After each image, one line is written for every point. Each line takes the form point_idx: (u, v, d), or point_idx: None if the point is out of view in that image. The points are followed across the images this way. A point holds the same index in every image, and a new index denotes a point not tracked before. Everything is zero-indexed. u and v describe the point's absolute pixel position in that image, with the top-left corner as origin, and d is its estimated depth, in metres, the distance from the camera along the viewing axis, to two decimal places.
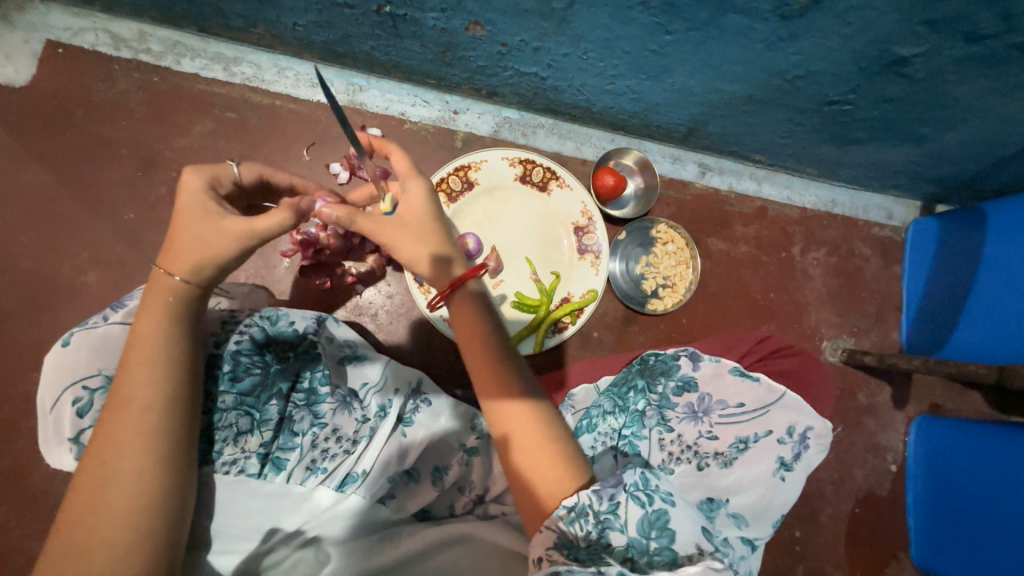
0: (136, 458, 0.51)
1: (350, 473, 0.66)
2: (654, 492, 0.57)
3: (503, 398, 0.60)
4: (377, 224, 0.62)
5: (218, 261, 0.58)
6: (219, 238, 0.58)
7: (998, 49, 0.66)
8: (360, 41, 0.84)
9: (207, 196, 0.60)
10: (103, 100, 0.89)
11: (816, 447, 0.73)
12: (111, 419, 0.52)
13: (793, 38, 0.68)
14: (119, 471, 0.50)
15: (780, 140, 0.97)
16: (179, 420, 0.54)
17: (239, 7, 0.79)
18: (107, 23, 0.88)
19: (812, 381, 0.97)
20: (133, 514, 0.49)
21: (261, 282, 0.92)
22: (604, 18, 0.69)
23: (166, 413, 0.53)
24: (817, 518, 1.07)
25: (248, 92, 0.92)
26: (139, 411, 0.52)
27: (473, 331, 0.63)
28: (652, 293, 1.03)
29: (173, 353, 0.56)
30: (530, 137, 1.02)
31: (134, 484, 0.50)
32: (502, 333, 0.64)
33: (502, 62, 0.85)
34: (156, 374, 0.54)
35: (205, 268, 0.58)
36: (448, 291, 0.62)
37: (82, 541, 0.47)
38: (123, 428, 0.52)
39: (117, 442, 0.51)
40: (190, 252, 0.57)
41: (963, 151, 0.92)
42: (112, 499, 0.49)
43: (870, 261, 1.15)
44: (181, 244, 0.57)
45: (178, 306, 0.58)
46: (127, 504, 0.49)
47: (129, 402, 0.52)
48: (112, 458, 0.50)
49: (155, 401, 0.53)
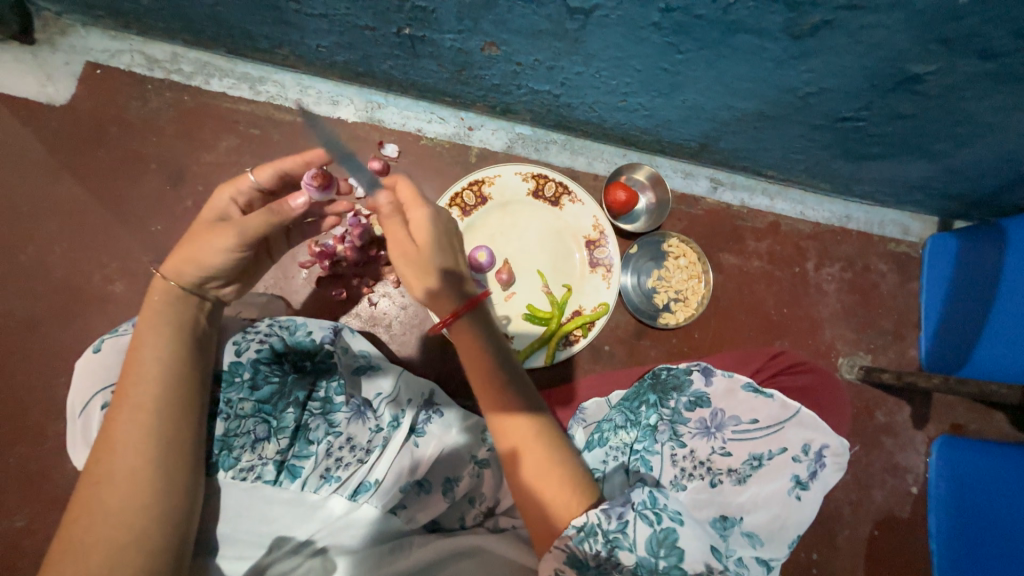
0: (130, 457, 0.52)
1: (363, 483, 0.67)
2: (663, 511, 0.56)
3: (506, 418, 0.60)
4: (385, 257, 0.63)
5: (196, 266, 0.60)
6: (206, 235, 0.60)
7: (1013, 67, 0.66)
8: (380, 61, 0.87)
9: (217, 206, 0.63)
10: (136, 118, 0.93)
11: (832, 466, 0.72)
12: (111, 420, 0.54)
13: (804, 57, 0.69)
14: (114, 470, 0.51)
15: (792, 156, 0.98)
16: (171, 421, 0.55)
17: (266, 30, 0.83)
18: (142, 45, 0.92)
19: (835, 396, 0.94)
20: (127, 513, 0.50)
21: (278, 291, 0.94)
22: (615, 38, 0.71)
23: (157, 413, 0.54)
24: (835, 540, 1.04)
25: (272, 109, 0.96)
26: (134, 412, 0.54)
27: (475, 354, 0.62)
28: (664, 307, 1.03)
29: (166, 353, 0.57)
30: (543, 153, 1.04)
31: (127, 483, 0.51)
32: (503, 352, 0.63)
33: (516, 80, 0.87)
34: (149, 375, 0.56)
35: (185, 265, 0.60)
36: (449, 320, 0.61)
37: (79, 540, 0.48)
38: (119, 427, 0.53)
39: (114, 442, 0.53)
40: (178, 257, 0.60)
41: (981, 167, 0.91)
42: (106, 498, 0.50)
43: (887, 276, 1.14)
44: (181, 244, 0.62)
45: (173, 311, 0.60)
46: (122, 503, 0.50)
47: (125, 402, 0.54)
48: (109, 458, 0.52)
49: (148, 402, 0.54)
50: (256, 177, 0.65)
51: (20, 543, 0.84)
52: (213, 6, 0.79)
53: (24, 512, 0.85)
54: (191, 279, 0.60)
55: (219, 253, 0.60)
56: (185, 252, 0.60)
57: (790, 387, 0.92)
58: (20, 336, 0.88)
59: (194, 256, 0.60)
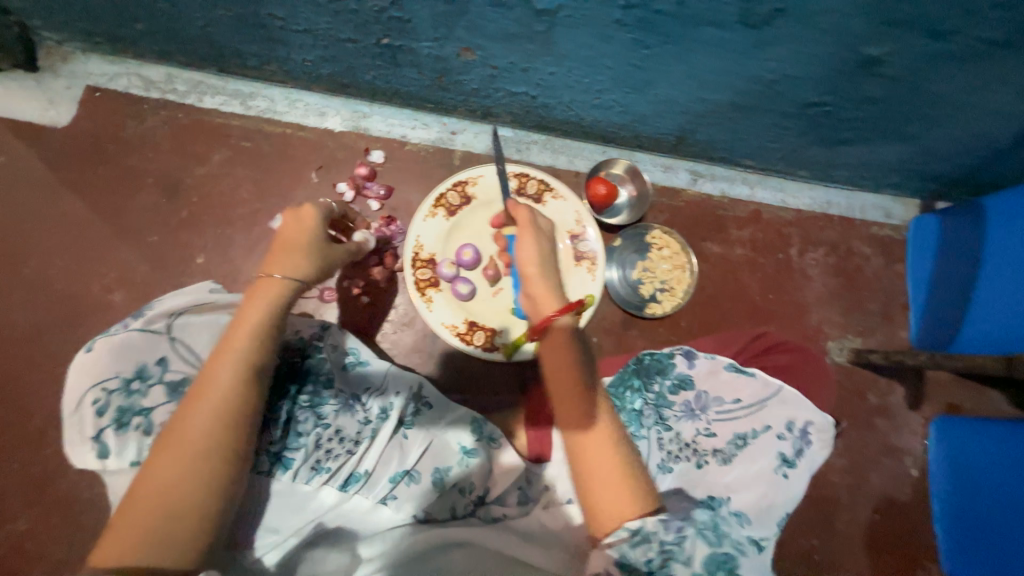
0: (207, 435, 0.55)
1: (353, 473, 0.69)
2: (723, 536, 0.64)
3: (580, 413, 0.59)
4: (528, 250, 0.76)
5: (315, 269, 0.71)
6: (312, 242, 0.72)
7: (967, 45, 0.68)
8: (363, 71, 0.91)
9: (317, 222, 0.74)
10: (133, 135, 0.97)
11: (818, 442, 0.73)
12: (196, 394, 0.57)
13: (764, 46, 0.72)
14: (190, 442, 0.54)
15: (768, 144, 1.00)
16: (247, 403, 0.58)
17: (255, 48, 0.87)
18: (139, 67, 0.97)
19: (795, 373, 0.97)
20: (195, 483, 0.53)
21: (271, 295, 0.98)
22: (584, 37, 0.75)
23: (234, 397, 0.58)
24: (835, 526, 1.03)
25: (262, 123, 1.00)
26: (219, 392, 0.57)
27: (564, 357, 0.63)
28: (651, 297, 1.05)
29: (257, 355, 0.61)
30: (524, 153, 1.07)
31: (196, 458, 0.54)
32: (593, 362, 0.64)
33: (493, 84, 0.91)
34: (236, 358, 0.59)
35: (299, 265, 0.69)
36: (552, 319, 0.65)
37: (144, 518, 0.51)
38: (201, 402, 0.56)
39: (194, 421, 0.56)
40: (291, 258, 0.69)
41: (953, 147, 0.93)
42: (178, 468, 0.53)
43: (872, 259, 1.15)
44: (292, 248, 0.70)
45: (277, 304, 0.65)
46: (189, 475, 0.53)
47: (212, 381, 0.58)
48: (188, 431, 0.55)
49: (232, 402, 0.57)
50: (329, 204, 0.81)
51: (22, 549, 0.86)
52: (204, 27, 0.83)
53: (27, 517, 0.87)
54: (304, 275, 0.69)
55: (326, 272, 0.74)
56: (297, 253, 0.70)
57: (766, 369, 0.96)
58: (23, 347, 0.91)
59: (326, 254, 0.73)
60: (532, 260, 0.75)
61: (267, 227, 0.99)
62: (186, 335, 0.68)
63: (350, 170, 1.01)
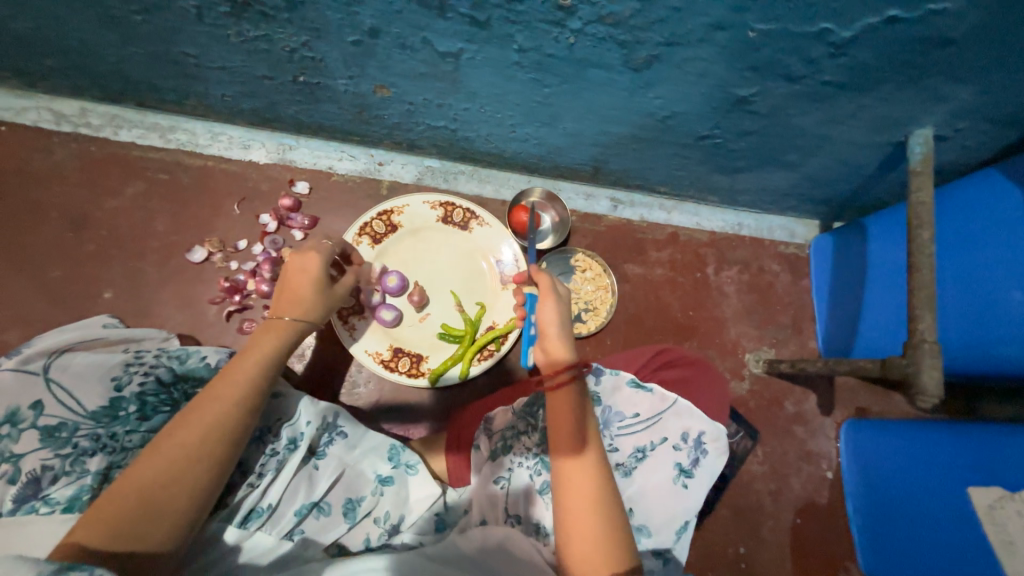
0: (198, 447, 0.59)
1: (254, 508, 0.68)
2: None
3: (572, 465, 0.65)
4: (548, 317, 0.76)
5: (323, 310, 0.79)
6: (318, 286, 0.80)
7: (817, 86, 0.77)
8: (284, 106, 0.94)
9: (321, 265, 0.83)
10: (41, 169, 0.95)
11: (711, 450, 0.80)
12: (198, 407, 0.62)
13: (649, 86, 0.80)
14: (180, 450, 0.58)
15: (675, 173, 1.09)
16: (242, 422, 0.63)
17: (171, 83, 0.88)
18: (50, 101, 0.95)
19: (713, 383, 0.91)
20: (178, 492, 0.57)
21: (190, 329, 0.96)
22: (488, 76, 0.80)
23: (233, 417, 0.63)
24: (760, 532, 1.09)
25: (183, 156, 1.00)
26: (222, 407, 0.62)
27: (564, 413, 0.70)
28: (576, 317, 1.10)
29: (264, 387, 0.67)
30: (452, 183, 1.11)
31: (178, 469, 0.57)
32: (591, 422, 0.70)
33: (413, 118, 0.95)
34: (245, 379, 0.66)
35: (310, 308, 0.78)
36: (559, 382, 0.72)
37: (123, 508, 0.54)
38: (203, 415, 0.61)
39: (190, 431, 0.60)
40: (307, 304, 0.78)
41: (832, 174, 1.03)
42: (165, 475, 0.57)
43: (780, 276, 1.25)
44: (301, 294, 0.78)
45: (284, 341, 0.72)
46: (174, 482, 0.57)
47: (214, 396, 0.63)
48: (181, 440, 0.59)
49: (235, 425, 0.63)
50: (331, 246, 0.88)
51: None
52: (117, 63, 0.84)
53: None
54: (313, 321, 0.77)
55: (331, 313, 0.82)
56: (304, 296, 0.78)
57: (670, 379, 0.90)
58: None
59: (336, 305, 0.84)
60: (552, 325, 0.76)
61: (187, 259, 0.98)
62: (64, 375, 0.65)
63: (275, 201, 1.02)
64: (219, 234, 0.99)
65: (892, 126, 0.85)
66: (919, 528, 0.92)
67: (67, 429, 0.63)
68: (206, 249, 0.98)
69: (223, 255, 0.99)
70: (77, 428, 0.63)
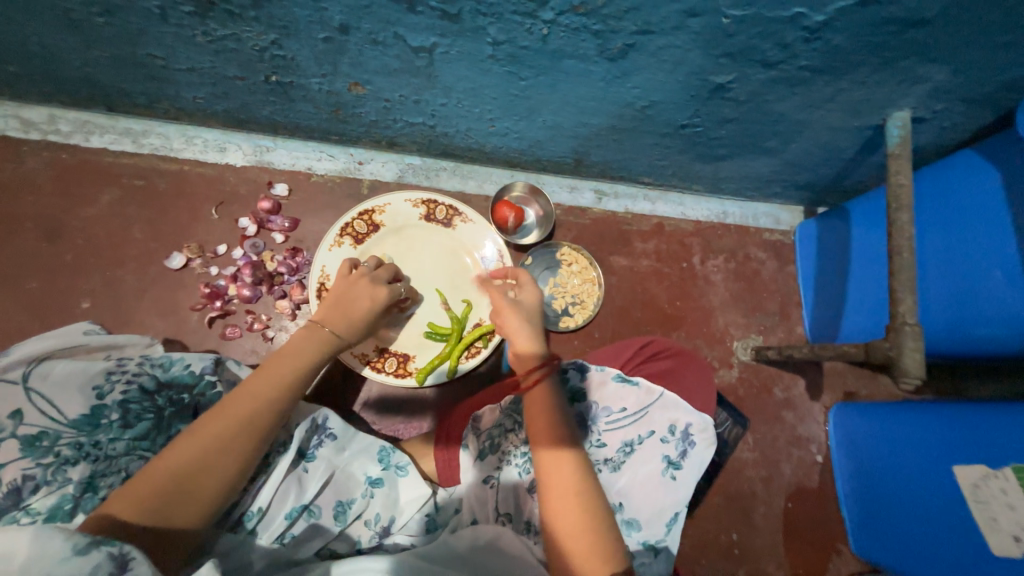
0: (245, 434, 0.62)
1: (245, 513, 0.68)
2: None
3: (556, 457, 0.66)
4: (509, 329, 0.80)
5: (355, 324, 0.78)
6: (358, 300, 0.79)
7: (793, 72, 0.77)
8: (258, 107, 0.92)
9: (365, 280, 0.83)
10: (10, 179, 0.93)
11: (700, 442, 0.80)
12: (246, 392, 0.64)
13: (625, 76, 0.79)
14: (227, 434, 0.60)
15: (657, 163, 1.08)
16: (285, 417, 0.66)
17: (140, 87, 0.86)
18: (17, 109, 0.93)
19: (699, 373, 0.91)
20: (217, 477, 0.59)
21: (171, 336, 0.94)
22: (462, 71, 0.79)
23: (281, 409, 0.65)
24: (752, 518, 1.10)
25: (157, 161, 0.98)
26: (273, 398, 0.65)
27: (542, 407, 0.71)
28: (563, 312, 1.10)
29: (307, 386, 0.70)
30: (434, 180, 1.10)
31: (220, 455, 0.59)
32: (569, 415, 0.72)
33: (390, 115, 0.94)
34: (297, 375, 0.68)
35: (344, 320, 0.77)
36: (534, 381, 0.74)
37: (156, 484, 0.55)
38: (251, 402, 0.63)
39: (236, 417, 0.62)
40: (345, 316, 0.77)
41: (814, 159, 1.04)
42: (208, 457, 0.58)
43: (766, 263, 1.25)
44: (336, 309, 0.78)
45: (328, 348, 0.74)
46: (215, 467, 0.59)
47: (268, 383, 0.65)
48: (232, 422, 0.61)
49: (270, 421, 0.64)
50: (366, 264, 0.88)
51: None
52: (81, 67, 0.82)
53: None
54: (350, 336, 0.77)
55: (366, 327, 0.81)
56: (343, 311, 0.78)
57: (656, 372, 0.89)
58: None
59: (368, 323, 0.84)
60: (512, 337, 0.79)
61: (165, 266, 0.96)
62: (42, 383, 0.63)
63: (254, 204, 1.01)
64: (197, 239, 0.98)
65: (870, 109, 0.85)
66: (910, 509, 0.93)
67: (47, 438, 0.61)
68: (184, 255, 0.96)
69: (202, 260, 0.97)
70: (59, 437, 0.62)
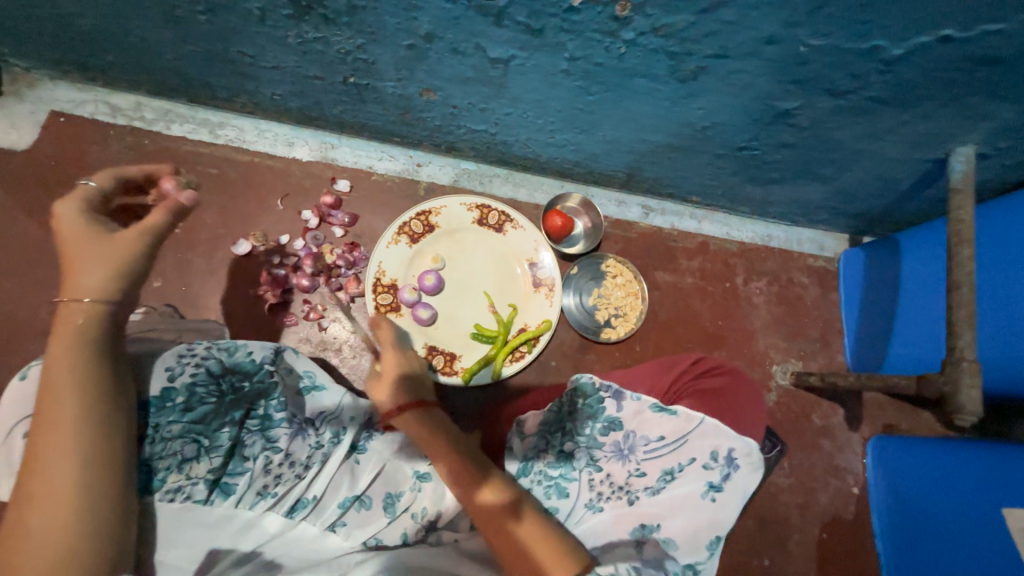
0: (62, 478, 0.51)
1: (301, 499, 0.69)
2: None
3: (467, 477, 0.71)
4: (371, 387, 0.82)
5: (119, 270, 0.60)
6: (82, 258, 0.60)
7: (861, 102, 0.78)
8: (330, 106, 0.96)
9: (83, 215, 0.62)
10: (96, 161, 0.98)
11: (746, 466, 0.79)
12: (38, 442, 0.53)
13: (692, 97, 0.81)
14: (48, 488, 0.50)
15: (708, 182, 1.10)
16: (92, 444, 0.53)
17: (223, 81, 0.91)
18: (108, 96, 0.99)
19: (753, 394, 0.91)
20: (55, 535, 0.49)
21: (233, 320, 0.98)
22: (533, 83, 0.82)
23: (74, 437, 0.53)
24: (786, 545, 1.08)
25: (230, 151, 1.03)
26: (54, 434, 0.53)
27: (431, 435, 0.75)
28: (605, 323, 1.11)
29: (104, 399, 0.56)
30: (487, 185, 1.13)
31: (52, 510, 0.50)
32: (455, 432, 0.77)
33: (454, 121, 0.97)
34: (74, 392, 0.54)
35: (96, 277, 0.59)
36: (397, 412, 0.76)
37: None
38: (39, 449, 0.52)
39: (40, 470, 0.51)
40: (86, 272, 0.59)
41: (869, 189, 1.04)
42: (33, 520, 0.49)
43: (810, 288, 1.25)
44: (83, 265, 0.59)
45: (91, 333, 0.57)
46: (49, 525, 0.50)
47: (43, 425, 0.53)
48: (33, 481, 0.51)
49: (70, 456, 0.52)
50: (95, 183, 0.66)
51: None
52: (174, 60, 0.87)
53: None
54: (114, 291, 0.59)
55: (136, 254, 0.62)
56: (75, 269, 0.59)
57: (709, 388, 0.90)
58: None
59: (113, 262, 0.60)
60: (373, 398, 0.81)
61: (231, 252, 1.00)
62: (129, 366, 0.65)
63: (317, 198, 1.05)
64: (262, 229, 1.02)
65: (934, 143, 0.86)
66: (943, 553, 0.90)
67: None
68: (250, 242, 1.00)
69: (265, 249, 1.01)
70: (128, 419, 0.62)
